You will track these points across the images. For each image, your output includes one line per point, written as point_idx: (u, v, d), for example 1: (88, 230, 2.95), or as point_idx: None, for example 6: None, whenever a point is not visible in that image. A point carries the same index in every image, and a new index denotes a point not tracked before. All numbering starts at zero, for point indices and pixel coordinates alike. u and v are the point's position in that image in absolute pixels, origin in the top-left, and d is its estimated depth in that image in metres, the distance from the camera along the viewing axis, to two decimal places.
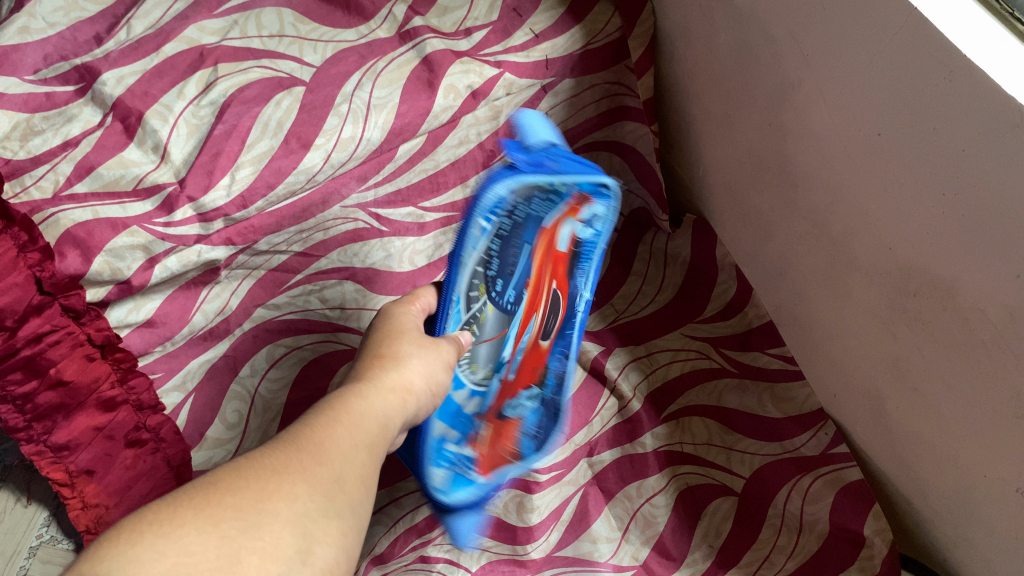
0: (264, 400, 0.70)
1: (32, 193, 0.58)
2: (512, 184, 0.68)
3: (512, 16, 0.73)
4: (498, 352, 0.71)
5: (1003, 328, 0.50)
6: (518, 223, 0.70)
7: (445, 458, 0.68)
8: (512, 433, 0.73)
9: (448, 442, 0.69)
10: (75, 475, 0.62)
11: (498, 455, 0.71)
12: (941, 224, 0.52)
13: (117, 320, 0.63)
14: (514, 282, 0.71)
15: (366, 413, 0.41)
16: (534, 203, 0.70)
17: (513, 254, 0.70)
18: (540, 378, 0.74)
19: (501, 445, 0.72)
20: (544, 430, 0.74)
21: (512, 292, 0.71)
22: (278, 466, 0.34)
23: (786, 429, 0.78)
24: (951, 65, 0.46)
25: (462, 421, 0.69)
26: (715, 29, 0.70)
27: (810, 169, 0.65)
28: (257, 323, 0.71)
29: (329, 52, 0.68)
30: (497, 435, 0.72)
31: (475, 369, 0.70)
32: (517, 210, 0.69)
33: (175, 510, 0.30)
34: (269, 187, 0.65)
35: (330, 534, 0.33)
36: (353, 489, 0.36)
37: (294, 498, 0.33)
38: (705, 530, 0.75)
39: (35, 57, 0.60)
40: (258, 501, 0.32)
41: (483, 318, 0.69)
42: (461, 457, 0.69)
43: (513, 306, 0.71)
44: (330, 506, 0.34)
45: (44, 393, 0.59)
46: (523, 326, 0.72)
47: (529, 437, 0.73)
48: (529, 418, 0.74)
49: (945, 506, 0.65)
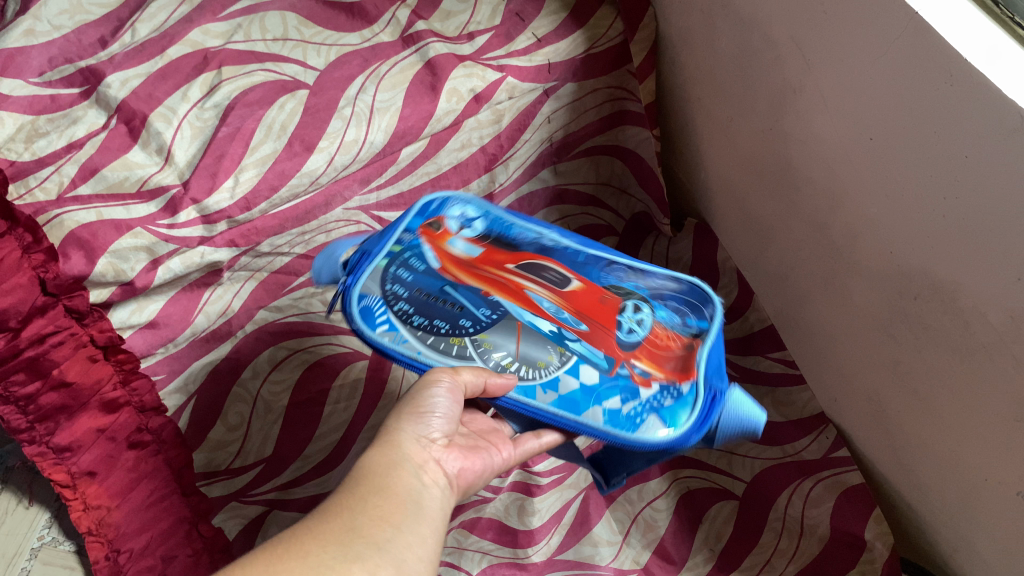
0: (266, 402, 0.70)
1: (37, 195, 0.58)
2: (370, 294, 0.55)
3: (515, 20, 0.74)
4: (543, 336, 0.55)
5: (1004, 332, 0.50)
6: (415, 295, 0.56)
7: (645, 414, 0.52)
8: (667, 332, 0.57)
9: (614, 411, 0.52)
10: (77, 477, 0.62)
11: (672, 368, 0.54)
12: (942, 229, 0.52)
13: (121, 322, 0.63)
14: (473, 305, 0.56)
15: (363, 470, 0.41)
16: (405, 274, 0.57)
17: (445, 309, 0.55)
18: (610, 290, 0.59)
19: (660, 362, 0.54)
20: (686, 300, 0.59)
21: (481, 311, 0.56)
22: (289, 536, 0.35)
23: (786, 434, 0.78)
24: (953, 69, 0.46)
25: (605, 390, 0.53)
26: (717, 34, 0.70)
27: (811, 174, 0.65)
28: (258, 326, 0.71)
29: (333, 55, 0.68)
30: (652, 338, 0.56)
31: (543, 363, 0.54)
32: (403, 300, 0.56)
33: None
34: (272, 189, 0.66)
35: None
36: (370, 534, 0.37)
37: (308, 554, 0.34)
38: (706, 534, 0.76)
39: (40, 60, 0.60)
40: (267, 566, 0.33)
41: (495, 351, 0.54)
42: (639, 405, 0.52)
43: (498, 314, 0.56)
44: (349, 551, 0.35)
45: (48, 393, 0.60)
46: (529, 308, 0.56)
47: (682, 318, 0.58)
48: (659, 312, 0.58)
49: (947, 511, 0.65)
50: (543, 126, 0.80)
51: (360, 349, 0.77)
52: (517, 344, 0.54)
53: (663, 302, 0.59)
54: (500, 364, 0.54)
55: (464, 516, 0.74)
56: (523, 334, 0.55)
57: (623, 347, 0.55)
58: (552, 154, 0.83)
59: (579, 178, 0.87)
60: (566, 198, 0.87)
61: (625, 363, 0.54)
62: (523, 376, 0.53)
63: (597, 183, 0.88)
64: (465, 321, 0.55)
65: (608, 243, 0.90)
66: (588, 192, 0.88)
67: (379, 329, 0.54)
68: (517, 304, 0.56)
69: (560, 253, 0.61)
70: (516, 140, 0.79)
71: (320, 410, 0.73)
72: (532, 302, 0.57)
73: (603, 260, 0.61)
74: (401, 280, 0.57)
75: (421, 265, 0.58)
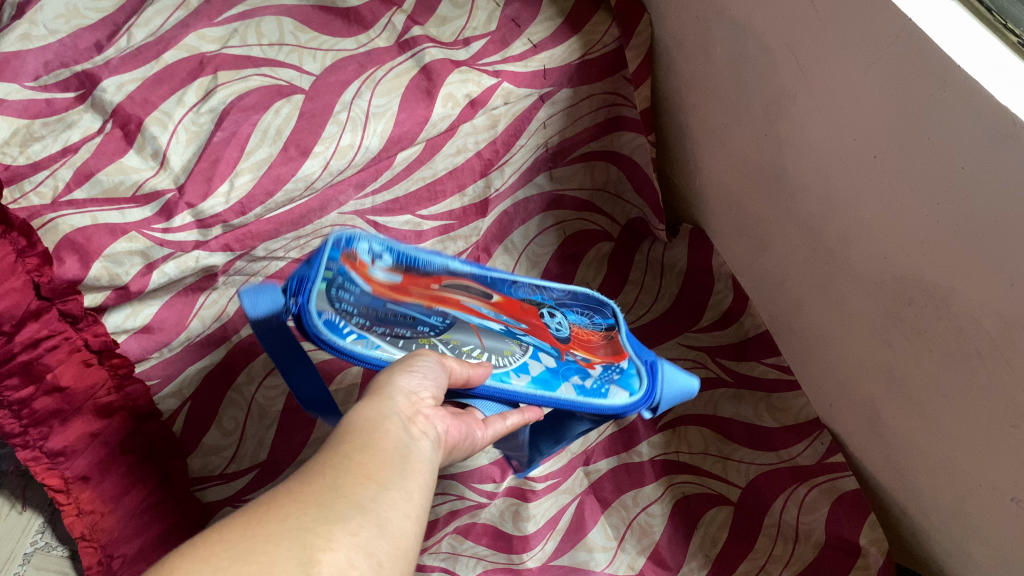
0: (260, 407, 0.70)
1: (31, 199, 0.58)
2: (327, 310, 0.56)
3: (510, 26, 0.74)
4: (498, 333, 0.65)
5: (998, 337, 0.50)
6: (365, 310, 0.59)
7: (607, 386, 0.63)
8: (583, 331, 0.67)
9: (579, 386, 0.64)
10: (71, 482, 0.63)
11: (603, 353, 0.66)
12: (936, 234, 0.52)
13: (115, 326, 0.63)
14: (424, 315, 0.62)
15: (348, 428, 0.39)
16: (348, 294, 0.57)
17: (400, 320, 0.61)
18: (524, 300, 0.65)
19: (590, 351, 0.66)
20: (587, 304, 0.65)
21: (434, 318, 0.63)
22: (266, 498, 0.32)
23: (781, 439, 0.78)
24: (945, 75, 0.46)
25: (562, 372, 0.65)
26: (711, 40, 0.70)
27: (806, 180, 0.65)
28: (255, 330, 0.71)
29: (329, 60, 0.69)
30: (577, 335, 0.66)
31: (509, 352, 0.65)
32: (357, 314, 0.59)
33: (167, 560, 0.29)
34: (268, 194, 0.65)
35: (334, 538, 0.31)
36: (354, 493, 0.34)
37: (287, 517, 0.31)
38: (702, 539, 0.75)
39: (36, 65, 0.61)
40: (244, 530, 0.30)
41: (460, 343, 0.64)
42: (597, 379, 0.64)
43: (451, 318, 0.63)
44: (331, 513, 0.32)
45: (42, 398, 0.60)
46: (473, 314, 0.64)
47: (591, 318, 0.66)
48: (571, 316, 0.66)
49: (941, 516, 0.65)
50: (538, 131, 0.80)
51: None
52: (480, 338, 0.65)
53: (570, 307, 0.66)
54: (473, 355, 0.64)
55: (459, 521, 0.74)
56: (482, 333, 0.65)
57: (557, 339, 0.66)
58: (548, 159, 0.83)
59: (575, 184, 0.87)
60: (562, 203, 0.87)
61: (565, 351, 0.66)
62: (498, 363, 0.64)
63: (593, 189, 0.88)
64: (424, 326, 0.63)
65: (604, 248, 0.90)
66: (583, 197, 0.88)
67: (349, 338, 0.57)
68: (461, 310, 0.63)
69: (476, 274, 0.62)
70: (511, 145, 0.79)
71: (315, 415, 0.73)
72: (472, 311, 0.64)
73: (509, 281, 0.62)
74: (345, 299, 0.58)
75: (356, 289, 0.58)
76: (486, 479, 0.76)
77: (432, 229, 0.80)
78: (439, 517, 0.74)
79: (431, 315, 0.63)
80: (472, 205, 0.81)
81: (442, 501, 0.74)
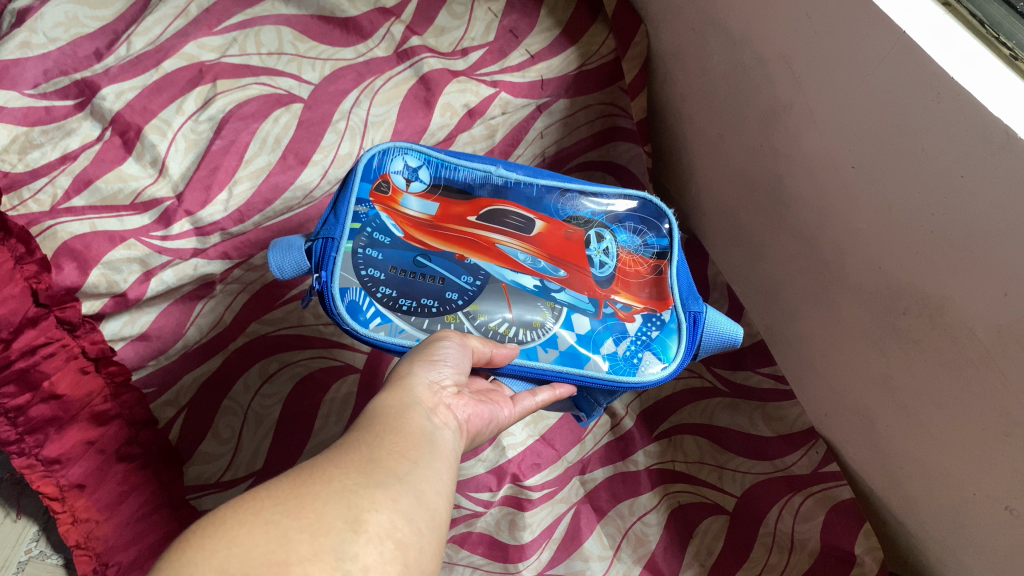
0: (257, 414, 0.72)
1: (30, 206, 0.59)
2: (350, 287, 0.57)
3: (508, 37, 0.74)
4: (530, 293, 0.59)
5: (992, 347, 0.50)
6: (392, 274, 0.58)
7: (640, 351, 0.58)
8: (634, 256, 0.62)
9: (612, 354, 0.58)
10: (66, 490, 0.62)
11: (647, 294, 0.61)
12: (930, 244, 0.53)
13: (111, 334, 0.63)
14: (453, 274, 0.59)
15: (375, 411, 0.39)
16: (376, 252, 0.58)
17: (428, 285, 0.58)
18: (571, 224, 0.63)
19: (636, 291, 0.61)
20: (641, 217, 0.64)
21: (463, 280, 0.59)
22: (310, 462, 0.33)
23: (776, 449, 0.78)
24: (939, 86, 0.47)
25: (598, 334, 0.59)
26: (707, 52, 0.70)
27: (801, 190, 0.65)
28: (250, 339, 0.72)
29: (327, 70, 0.69)
30: (622, 267, 0.62)
31: (539, 322, 0.58)
32: (383, 284, 0.57)
33: (218, 512, 0.29)
34: (266, 203, 0.67)
35: (378, 501, 0.31)
36: (390, 465, 0.34)
37: (332, 479, 0.32)
38: (697, 548, 0.76)
39: (35, 72, 0.61)
40: (294, 488, 0.31)
41: (487, 318, 0.58)
42: (632, 343, 0.59)
43: (480, 279, 0.59)
44: (373, 479, 0.33)
45: (38, 405, 0.59)
46: (506, 265, 0.60)
47: (644, 238, 0.63)
48: (621, 237, 0.63)
49: (936, 525, 0.65)
50: (535, 141, 0.82)
51: (350, 362, 0.77)
52: (509, 310, 0.58)
53: (621, 224, 0.64)
54: (499, 331, 0.57)
55: (455, 531, 0.74)
56: (512, 300, 0.59)
57: (601, 285, 0.61)
58: (545, 168, 0.85)
59: None
60: None
61: (607, 300, 0.60)
62: (523, 339, 0.57)
63: None
64: (451, 293, 0.58)
65: None
66: None
67: (371, 325, 0.56)
68: (495, 262, 0.60)
69: (514, 191, 0.63)
70: (509, 155, 0.81)
71: (311, 421, 0.74)
72: (508, 257, 0.60)
73: (555, 191, 0.63)
74: (372, 262, 0.58)
75: (387, 237, 0.59)
76: (482, 488, 0.75)
77: None
78: None
79: (461, 275, 0.59)
80: None
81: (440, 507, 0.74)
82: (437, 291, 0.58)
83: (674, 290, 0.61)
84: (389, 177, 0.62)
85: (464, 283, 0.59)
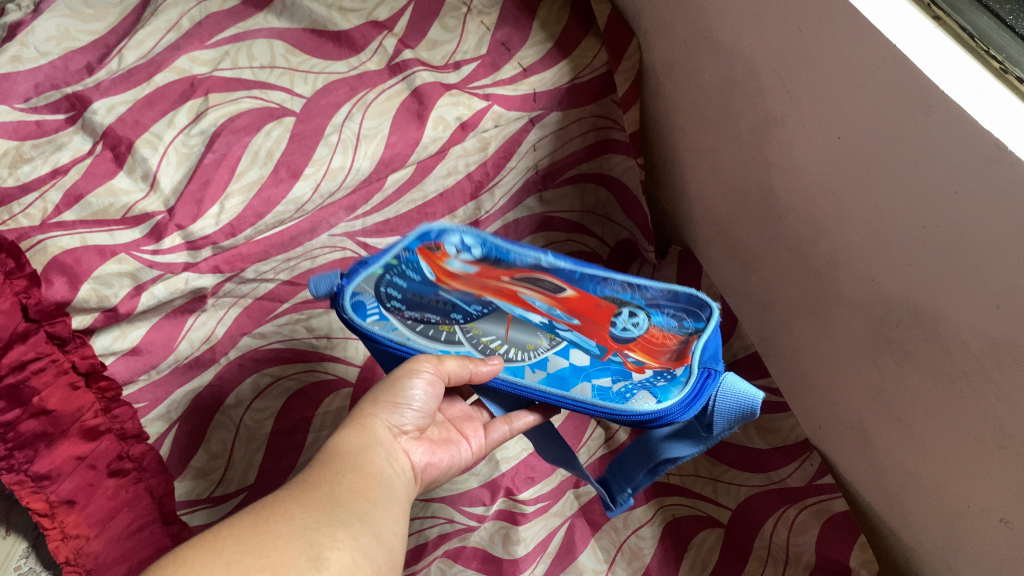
0: (249, 431, 0.72)
1: (20, 221, 0.61)
2: (365, 295, 0.59)
3: (500, 50, 0.75)
4: (534, 325, 0.63)
5: (984, 359, 0.50)
6: (409, 296, 0.61)
7: (639, 391, 0.56)
8: (662, 332, 0.61)
9: None
10: (56, 506, 0.62)
11: (667, 358, 0.60)
12: (923, 257, 0.53)
13: (103, 348, 0.64)
14: (465, 303, 0.62)
15: (338, 451, 0.45)
16: (401, 281, 0.59)
17: (437, 307, 0.62)
18: (605, 297, 0.61)
19: (654, 355, 0.60)
20: (682, 306, 0.59)
21: (472, 307, 0.62)
22: (274, 501, 0.39)
23: (771, 461, 0.78)
24: (929, 100, 0.47)
25: (595, 371, 0.61)
26: (699, 64, 0.71)
27: (793, 203, 0.66)
28: (242, 353, 0.72)
29: (319, 83, 0.71)
30: (647, 338, 0.61)
31: (532, 346, 0.63)
32: (396, 297, 0.61)
33: (185, 551, 0.35)
34: (258, 216, 0.67)
35: (338, 539, 0.37)
36: (349, 506, 0.40)
37: (294, 519, 0.38)
38: (692, 562, 0.76)
39: (27, 86, 0.64)
40: (256, 530, 0.36)
41: (483, 335, 0.63)
42: (633, 383, 0.57)
43: (489, 309, 0.63)
44: (333, 518, 0.39)
45: (27, 421, 0.59)
46: (519, 305, 0.62)
47: (681, 320, 0.60)
48: (654, 317, 0.61)
49: (931, 538, 0.65)
50: (528, 153, 0.81)
51: (343, 375, 0.78)
52: (506, 330, 0.63)
53: (659, 308, 0.60)
54: (490, 346, 0.63)
55: (448, 545, 0.73)
56: (513, 323, 0.63)
57: (615, 339, 0.61)
58: (538, 180, 0.84)
59: (565, 208, 0.89)
60: (552, 225, 0.89)
61: (616, 351, 0.61)
62: (512, 358, 0.62)
63: (583, 211, 0.90)
64: (455, 313, 0.63)
65: None
66: (574, 219, 0.90)
67: (370, 320, 0.59)
68: (510, 302, 0.62)
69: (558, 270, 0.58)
70: (502, 168, 0.80)
71: (303, 438, 0.75)
72: (525, 300, 0.62)
73: (599, 278, 0.59)
74: (394, 285, 0.60)
75: (417, 275, 0.59)
76: (475, 502, 0.75)
77: None
78: (428, 541, 0.73)
79: (473, 303, 0.62)
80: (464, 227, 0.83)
81: (432, 526, 0.73)
82: (443, 307, 0.62)
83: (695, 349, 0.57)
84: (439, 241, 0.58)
85: (471, 308, 0.63)
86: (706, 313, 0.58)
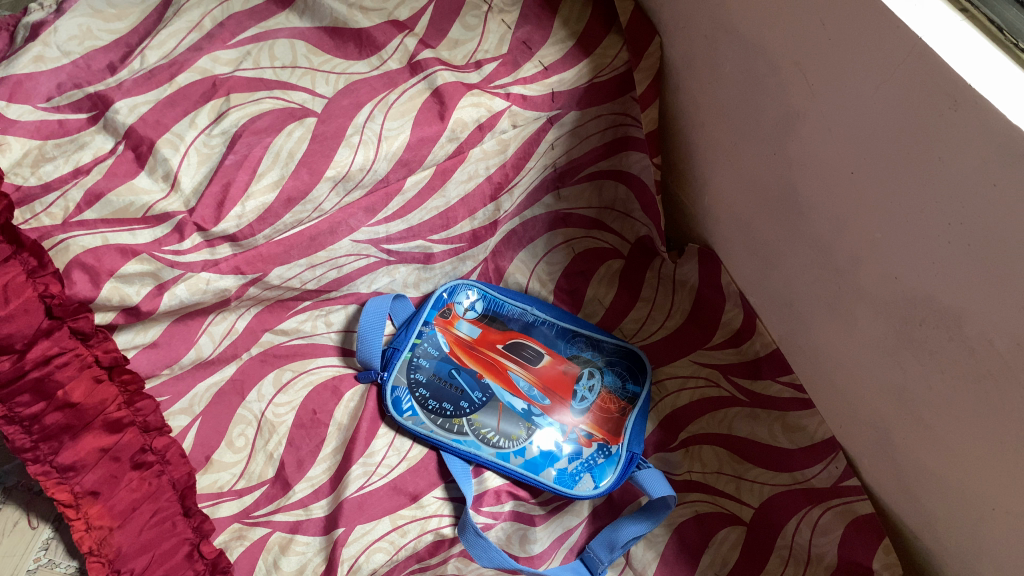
0: (270, 423, 0.77)
1: (42, 220, 0.62)
2: (400, 385, 0.82)
3: (521, 48, 0.74)
4: (517, 414, 0.83)
5: (1011, 359, 0.50)
6: (432, 380, 0.83)
7: (582, 473, 0.80)
8: (611, 396, 0.85)
9: (563, 469, 0.80)
10: (81, 496, 0.63)
11: (611, 428, 0.83)
12: (949, 255, 0.52)
13: (125, 343, 0.69)
14: (470, 389, 0.83)
15: None
16: (425, 360, 0.85)
17: (452, 393, 0.83)
18: (572, 363, 0.87)
19: (604, 424, 0.83)
20: (627, 367, 0.86)
21: (475, 395, 0.83)
22: None
23: (797, 460, 0.77)
24: (957, 95, 0.46)
25: (557, 455, 0.81)
26: (720, 59, 0.70)
27: (815, 199, 0.65)
28: (264, 349, 0.79)
29: (341, 84, 0.71)
30: (599, 402, 0.85)
31: (515, 435, 0.81)
32: (421, 385, 0.83)
33: None
34: (278, 216, 0.69)
35: None
36: None
37: None
38: (712, 559, 0.76)
39: (49, 86, 0.64)
40: None
41: (482, 425, 0.81)
42: (580, 464, 0.80)
43: (487, 396, 0.83)
44: None
45: (53, 413, 0.62)
46: (508, 388, 0.84)
47: (623, 384, 0.85)
48: (607, 379, 0.86)
49: (954, 539, 0.64)
50: (546, 153, 0.81)
51: None
52: (498, 422, 0.82)
53: (610, 370, 0.86)
54: (487, 436, 0.80)
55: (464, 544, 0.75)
56: (502, 415, 0.82)
57: (578, 412, 0.84)
58: (555, 178, 0.85)
59: (582, 204, 0.89)
60: (570, 221, 0.89)
61: (576, 427, 0.83)
62: (501, 445, 0.80)
63: (600, 208, 0.90)
64: (464, 402, 0.82)
65: (614, 266, 0.92)
66: (591, 216, 0.90)
67: (404, 414, 0.80)
68: (501, 384, 0.84)
69: None
70: (521, 168, 0.81)
71: (325, 430, 0.78)
72: (512, 381, 0.85)
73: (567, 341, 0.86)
74: (419, 368, 0.84)
75: None
76: (494, 504, 0.79)
77: (441, 252, 0.85)
78: (447, 538, 0.75)
79: (475, 392, 0.83)
80: (482, 227, 0.85)
81: (451, 524, 0.75)
82: (457, 395, 0.83)
83: (626, 432, 0.82)
84: (457, 322, 0.87)
85: (476, 398, 0.83)
86: (645, 376, 0.85)
